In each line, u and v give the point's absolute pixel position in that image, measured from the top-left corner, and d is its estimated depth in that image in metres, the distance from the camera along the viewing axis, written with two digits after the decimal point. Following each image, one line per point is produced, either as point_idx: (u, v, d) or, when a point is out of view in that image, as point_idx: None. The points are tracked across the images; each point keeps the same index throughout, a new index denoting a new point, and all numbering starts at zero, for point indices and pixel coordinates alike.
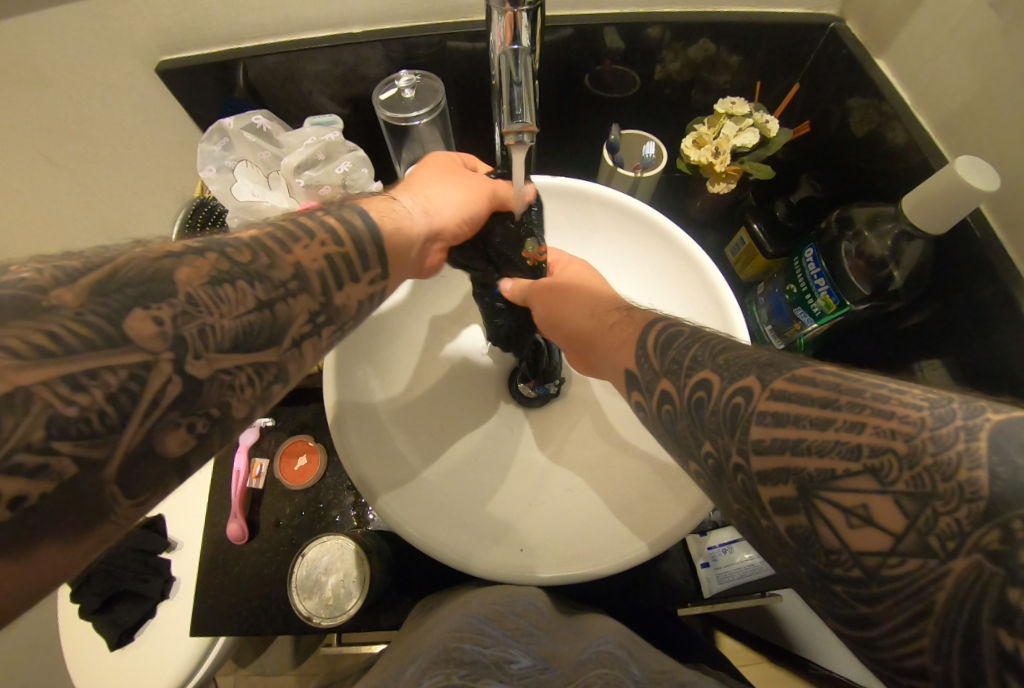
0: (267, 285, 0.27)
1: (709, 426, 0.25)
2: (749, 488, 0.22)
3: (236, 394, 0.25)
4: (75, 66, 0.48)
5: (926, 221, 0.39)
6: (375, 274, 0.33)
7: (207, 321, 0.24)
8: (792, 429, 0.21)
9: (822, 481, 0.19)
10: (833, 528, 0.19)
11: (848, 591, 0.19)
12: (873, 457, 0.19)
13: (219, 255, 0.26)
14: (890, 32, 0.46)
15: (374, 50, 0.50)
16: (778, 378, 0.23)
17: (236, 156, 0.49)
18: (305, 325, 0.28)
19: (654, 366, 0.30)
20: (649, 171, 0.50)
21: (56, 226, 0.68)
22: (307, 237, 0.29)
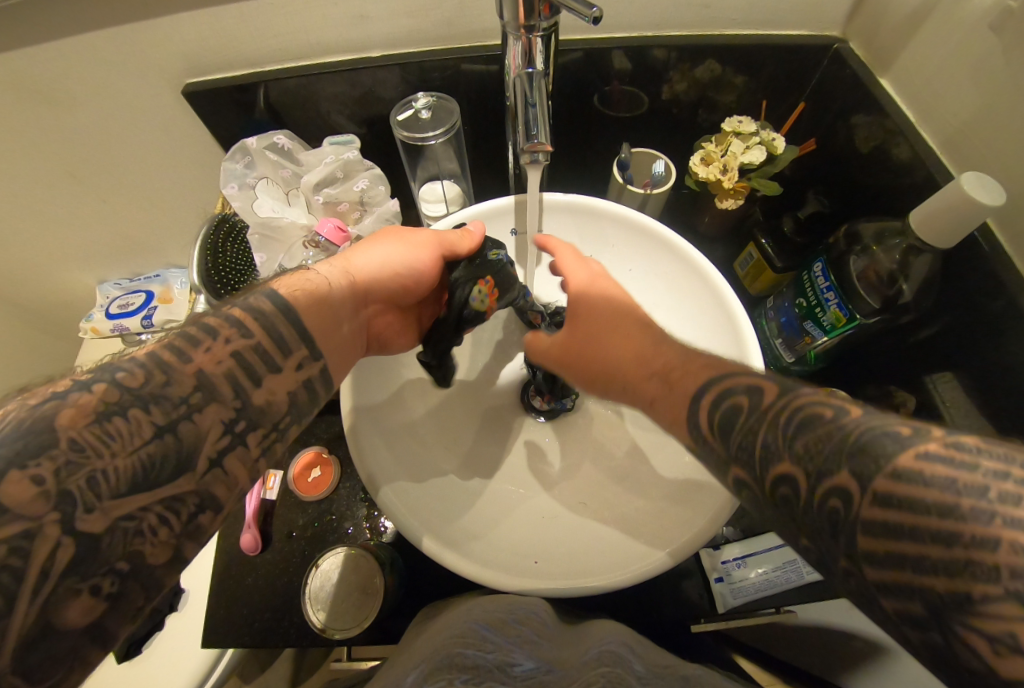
0: (164, 406, 0.27)
1: (799, 463, 0.23)
2: (839, 523, 0.21)
3: (147, 541, 0.25)
4: (105, 88, 0.50)
5: (929, 235, 0.40)
6: (302, 355, 0.33)
7: (97, 468, 0.24)
8: (920, 499, 0.19)
9: (955, 574, 0.17)
10: (975, 651, 0.17)
11: (953, 662, 0.18)
12: (1019, 572, 0.16)
13: (108, 385, 0.26)
14: (893, 53, 0.48)
15: (391, 73, 0.52)
16: (890, 451, 0.20)
17: (258, 173, 0.50)
18: (220, 441, 0.28)
19: (728, 422, 0.28)
20: (659, 187, 0.52)
21: (79, 241, 0.70)
22: (211, 339, 0.29)
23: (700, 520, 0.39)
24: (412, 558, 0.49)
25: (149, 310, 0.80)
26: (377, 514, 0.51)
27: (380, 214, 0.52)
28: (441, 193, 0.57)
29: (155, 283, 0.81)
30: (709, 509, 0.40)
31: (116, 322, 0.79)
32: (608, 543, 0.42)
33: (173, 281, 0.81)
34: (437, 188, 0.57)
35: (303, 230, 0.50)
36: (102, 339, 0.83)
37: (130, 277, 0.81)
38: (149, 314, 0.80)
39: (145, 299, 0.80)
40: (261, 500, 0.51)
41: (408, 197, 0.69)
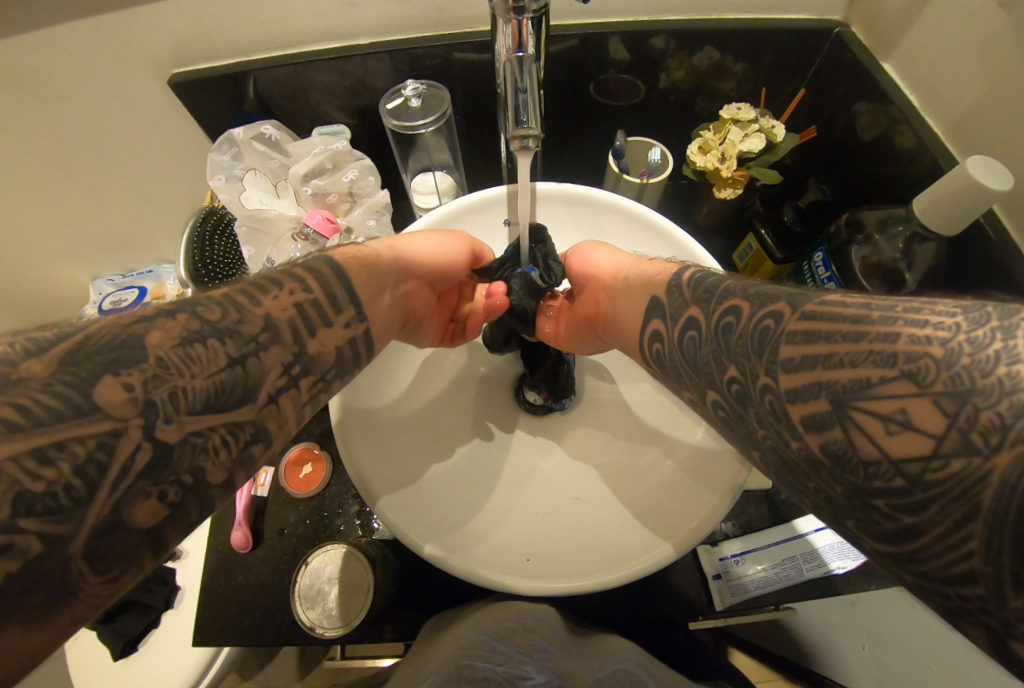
0: (238, 339, 0.28)
1: (736, 350, 0.26)
2: (768, 338, 0.24)
3: (209, 459, 0.25)
4: (89, 78, 0.49)
5: (937, 222, 0.38)
6: (351, 315, 0.35)
7: (178, 384, 0.25)
8: (825, 346, 0.21)
9: (856, 391, 0.20)
10: (869, 438, 0.19)
11: (891, 505, 0.18)
12: (909, 363, 0.19)
13: (190, 316, 0.27)
14: (895, 37, 0.46)
15: (381, 61, 0.51)
16: (809, 302, 0.24)
17: (245, 165, 0.49)
18: (279, 378, 0.29)
19: (684, 300, 0.32)
20: (655, 177, 0.50)
21: (70, 236, 0.69)
22: (277, 289, 0.31)
23: (695, 521, 0.39)
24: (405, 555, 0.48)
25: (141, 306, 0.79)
26: (368, 512, 0.50)
27: (369, 205, 0.51)
28: (434, 185, 0.56)
29: (147, 279, 0.80)
30: (704, 511, 0.39)
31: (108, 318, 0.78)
32: (609, 538, 0.41)
33: (165, 276, 0.81)
34: (429, 180, 0.56)
35: (293, 221, 0.50)
36: None
37: (122, 273, 0.80)
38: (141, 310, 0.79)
39: (136, 295, 0.79)
40: (252, 496, 0.50)
41: (401, 190, 0.68)
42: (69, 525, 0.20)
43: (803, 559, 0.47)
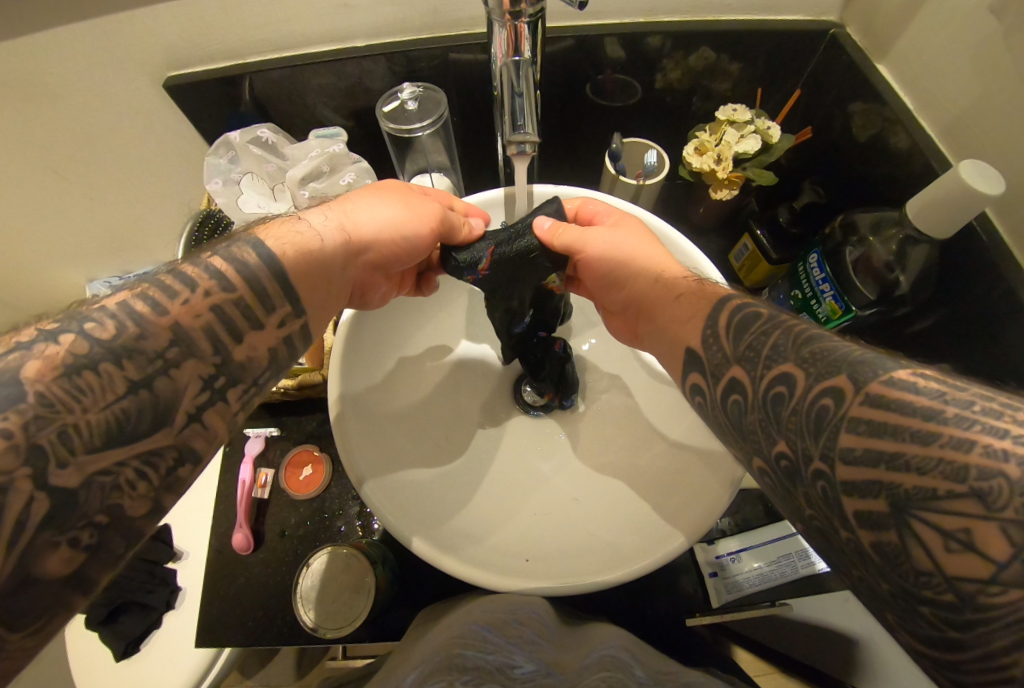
0: (138, 360, 0.26)
1: (788, 425, 0.25)
2: (824, 423, 0.23)
3: (125, 495, 0.25)
4: (84, 82, 0.49)
5: (927, 224, 0.39)
6: (284, 311, 0.32)
7: (66, 423, 0.23)
8: (889, 442, 0.20)
9: (918, 501, 0.19)
10: (927, 550, 0.19)
11: (938, 613, 0.19)
12: (980, 480, 0.18)
13: (76, 336, 0.25)
14: (889, 38, 0.47)
15: (378, 63, 0.51)
16: (875, 377, 0.22)
17: (242, 168, 0.49)
18: (199, 393, 0.28)
19: (724, 350, 0.30)
20: (652, 178, 0.50)
21: (67, 238, 0.69)
22: (190, 291, 0.28)
23: (689, 516, 0.39)
24: (406, 555, 0.49)
25: None
26: (369, 513, 0.50)
27: None
28: (431, 187, 0.56)
29: None
30: (697, 510, 0.39)
31: None
32: (606, 539, 0.41)
33: None
34: (427, 181, 0.56)
35: None
36: None
37: (120, 275, 0.80)
38: None
39: None
40: (251, 497, 0.51)
41: None
42: None
43: (799, 557, 0.48)
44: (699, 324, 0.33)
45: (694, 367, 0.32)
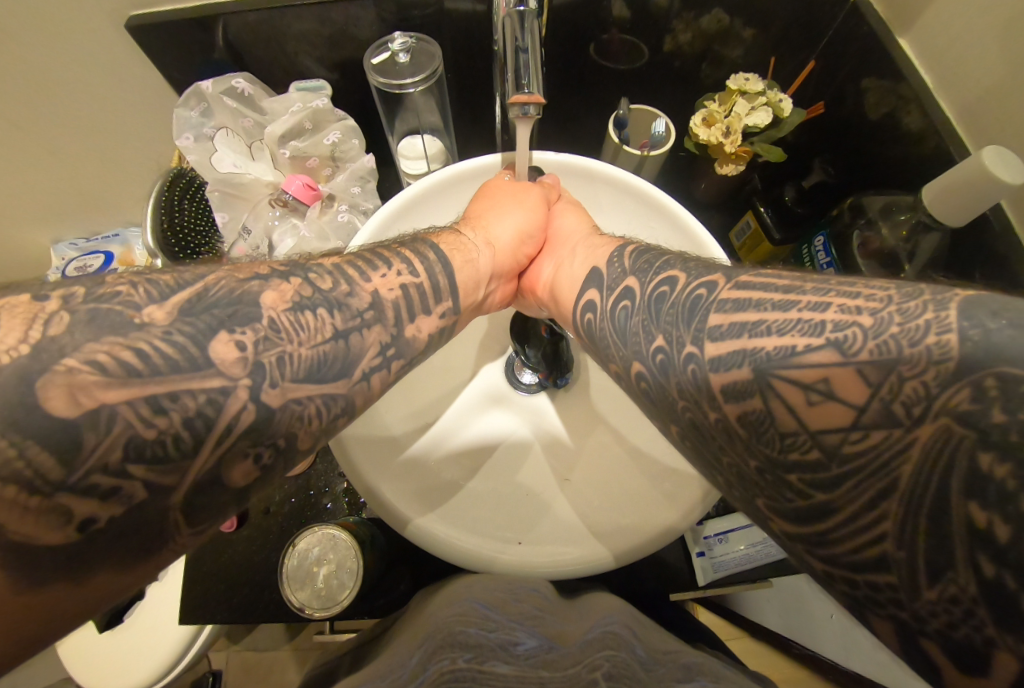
0: (345, 314, 0.26)
1: (666, 317, 0.27)
2: (700, 305, 0.25)
3: (304, 426, 0.24)
4: (33, 19, 0.43)
5: (942, 212, 0.38)
6: (447, 306, 0.32)
7: (286, 350, 0.24)
8: (754, 312, 0.23)
9: (781, 358, 0.21)
10: (792, 407, 0.20)
11: (803, 479, 0.20)
12: (836, 332, 0.20)
13: (304, 280, 0.26)
14: (914, 9, 0.44)
15: (364, 8, 0.46)
16: (745, 275, 0.25)
17: (216, 122, 0.45)
18: (375, 359, 0.27)
19: (624, 266, 0.33)
20: (657, 149, 0.48)
21: (24, 197, 0.64)
22: (385, 267, 0.30)
23: (656, 530, 0.38)
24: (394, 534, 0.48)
25: (109, 273, 0.74)
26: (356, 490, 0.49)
27: (353, 171, 0.47)
28: (422, 150, 0.52)
29: (114, 244, 0.75)
30: (660, 521, 0.38)
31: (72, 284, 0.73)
32: (572, 527, 0.41)
33: (133, 241, 0.76)
34: (418, 144, 0.52)
35: (269, 187, 0.46)
36: None
37: (86, 237, 0.75)
38: None
39: (103, 260, 0.74)
40: None
41: (386, 153, 0.64)
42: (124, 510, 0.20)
43: None
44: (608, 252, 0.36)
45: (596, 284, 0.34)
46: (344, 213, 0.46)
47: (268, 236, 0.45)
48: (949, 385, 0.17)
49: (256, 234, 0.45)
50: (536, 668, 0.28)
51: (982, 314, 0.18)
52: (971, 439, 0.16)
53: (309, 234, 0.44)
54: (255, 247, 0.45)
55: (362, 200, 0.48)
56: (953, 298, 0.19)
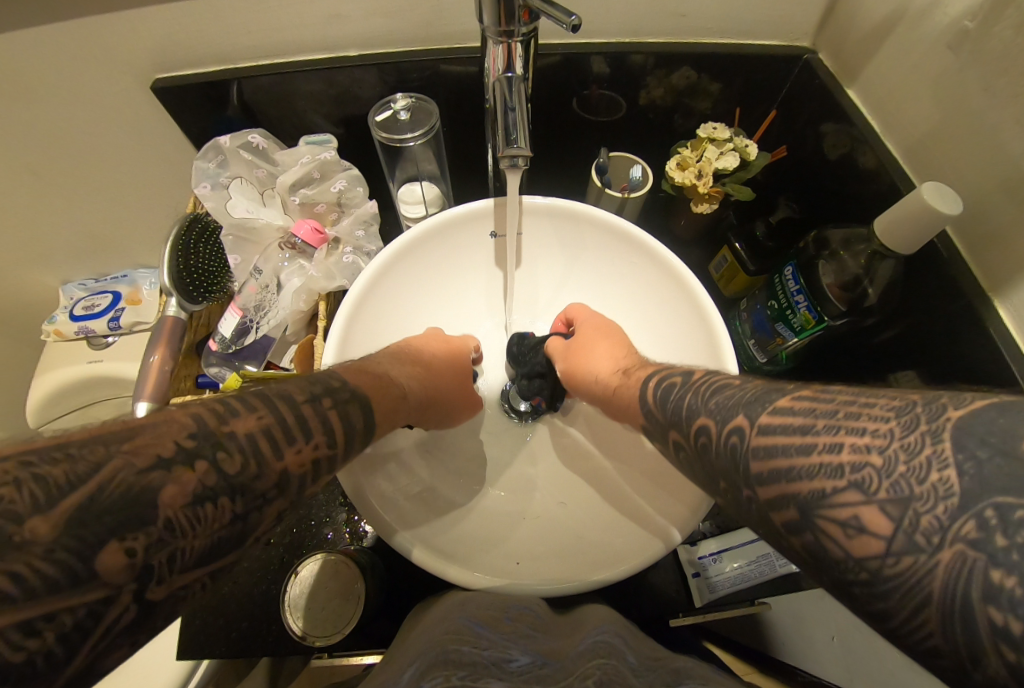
0: (249, 497, 0.24)
1: (718, 465, 0.26)
2: (738, 456, 0.25)
3: (188, 604, 0.23)
4: (69, 83, 0.48)
5: (891, 242, 0.42)
6: (351, 454, 0.31)
7: (178, 548, 0.21)
8: (783, 459, 0.22)
9: (816, 501, 0.20)
10: (836, 540, 0.19)
11: (866, 594, 0.19)
12: (854, 473, 0.19)
13: (209, 463, 0.23)
14: (859, 65, 0.50)
15: (368, 72, 0.51)
16: (762, 412, 0.24)
17: (231, 173, 0.49)
18: (270, 528, 0.26)
19: (661, 420, 0.32)
20: (636, 191, 0.52)
21: (40, 241, 0.67)
22: (301, 437, 0.27)
23: (632, 558, 0.40)
24: (395, 562, 0.49)
25: (115, 312, 0.77)
26: (357, 519, 0.50)
27: (358, 215, 0.51)
28: (421, 195, 0.56)
29: (122, 284, 0.78)
30: (637, 551, 0.40)
31: (80, 322, 0.77)
32: (566, 553, 0.42)
33: (141, 282, 0.78)
34: (416, 190, 0.56)
35: (279, 231, 0.50)
36: (66, 342, 0.80)
37: (95, 278, 0.78)
38: (115, 317, 0.77)
39: (111, 300, 0.77)
40: None
41: (386, 197, 0.68)
42: (70, 643, 0.18)
43: (777, 557, 0.50)
44: (641, 395, 0.35)
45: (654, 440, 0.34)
46: (348, 255, 0.49)
47: (277, 276, 0.49)
48: (959, 517, 0.17)
49: (266, 274, 0.49)
50: (529, 681, 0.29)
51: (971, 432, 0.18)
52: (982, 560, 0.16)
53: (317, 274, 0.47)
54: (265, 286, 0.49)
55: (366, 243, 0.51)
56: (949, 425, 0.18)
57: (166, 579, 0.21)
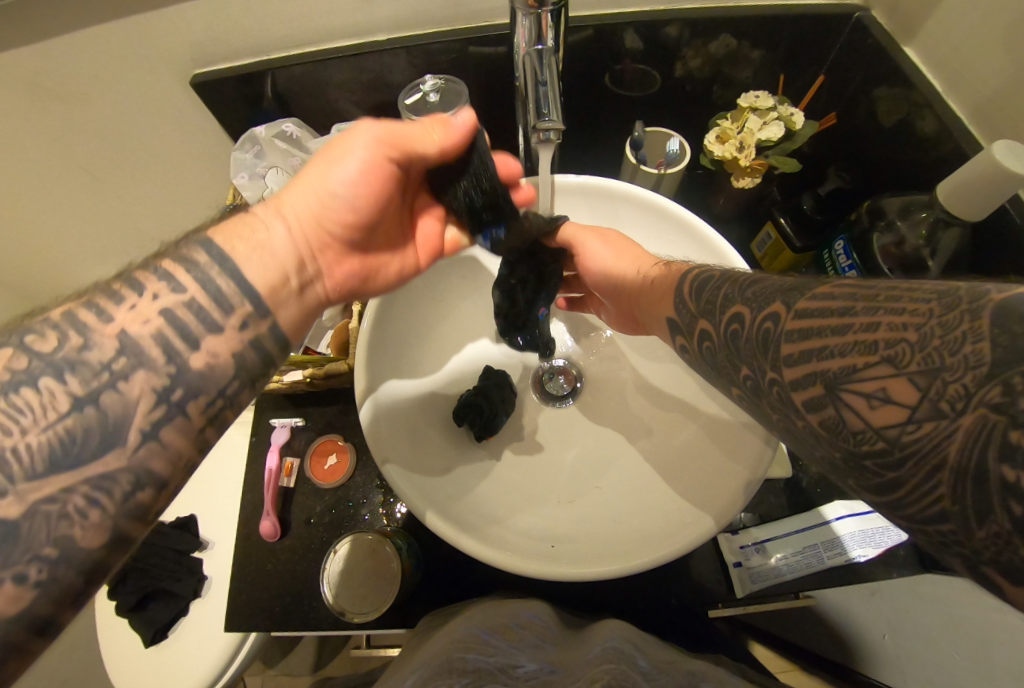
0: (83, 373, 0.25)
1: (744, 351, 0.27)
2: (770, 338, 0.25)
3: (75, 525, 0.23)
4: (115, 82, 0.50)
5: (957, 209, 0.38)
6: (245, 313, 0.30)
7: (6, 445, 0.23)
8: (816, 338, 0.23)
9: (844, 376, 0.21)
10: (856, 411, 0.21)
11: (876, 463, 0.20)
12: (887, 348, 0.20)
13: (17, 348, 0.25)
14: (916, 20, 0.46)
15: (398, 57, 0.51)
16: (802, 298, 0.24)
17: (267, 163, 0.50)
18: (153, 409, 0.26)
19: (690, 308, 0.33)
20: (674, 166, 0.50)
21: (96, 235, 0.71)
22: (133, 296, 0.27)
23: (679, 539, 0.38)
24: (431, 543, 0.49)
25: None
26: (392, 501, 0.51)
27: None
28: None
29: None
30: (684, 535, 0.38)
31: None
32: (599, 534, 0.41)
33: None
34: None
35: None
36: None
37: None
38: None
39: None
40: (278, 486, 0.52)
41: None
42: None
43: (826, 548, 0.47)
44: (669, 302, 0.35)
45: (678, 331, 0.34)
46: None
47: None
48: (987, 384, 0.17)
49: None
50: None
51: (1014, 318, 0.17)
52: (1004, 422, 0.16)
53: None
54: None
55: None
56: (987, 304, 0.18)
57: (12, 488, 0.22)
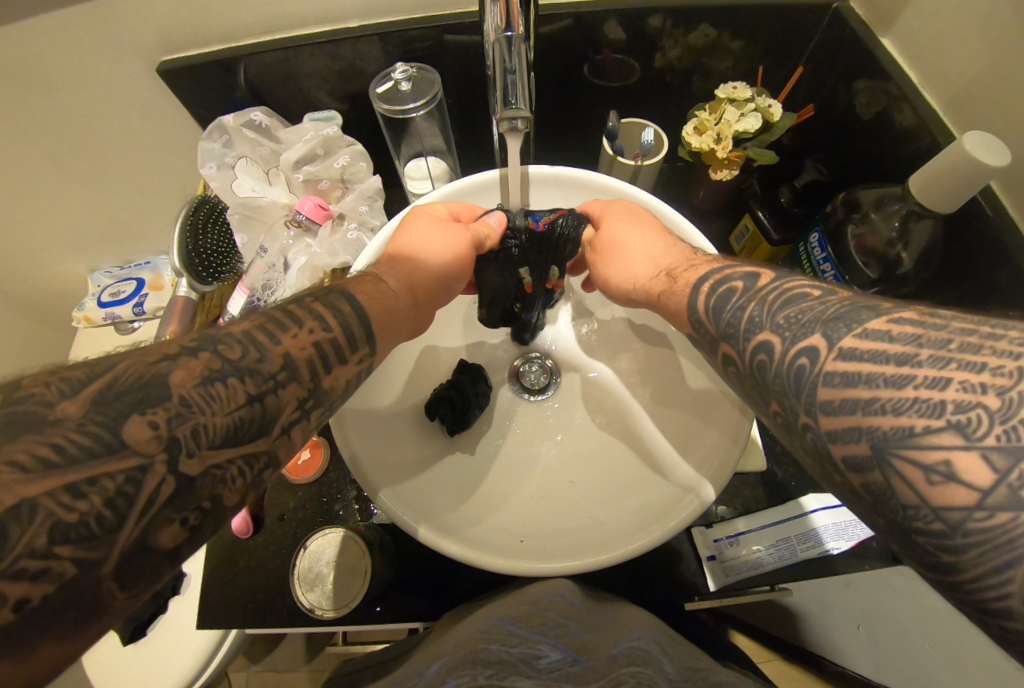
0: (258, 378, 0.27)
1: (773, 386, 0.25)
2: (804, 378, 0.23)
3: (226, 487, 0.25)
4: (78, 69, 0.49)
5: (930, 200, 0.38)
6: (364, 353, 0.33)
7: (201, 420, 0.24)
8: (865, 388, 0.21)
9: (899, 439, 0.19)
10: (913, 485, 0.19)
11: (931, 541, 0.19)
12: (959, 412, 0.18)
13: (212, 353, 0.26)
14: (894, 10, 0.45)
15: (371, 44, 0.50)
16: (846, 335, 0.22)
17: (237, 152, 0.49)
18: (293, 414, 0.28)
19: (710, 329, 0.31)
20: (650, 158, 0.50)
21: (67, 228, 0.69)
22: (297, 326, 0.30)
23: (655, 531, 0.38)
24: (406, 539, 0.49)
25: (140, 297, 0.80)
26: (366, 497, 0.50)
27: (362, 191, 0.51)
28: (427, 170, 0.55)
29: (144, 271, 0.81)
30: (654, 530, 0.38)
31: (106, 308, 0.79)
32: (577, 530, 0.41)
33: (162, 267, 0.82)
34: (422, 165, 0.55)
35: (284, 208, 0.50)
36: (94, 328, 0.83)
37: (120, 266, 0.81)
38: (139, 302, 0.80)
39: (136, 285, 0.80)
40: None
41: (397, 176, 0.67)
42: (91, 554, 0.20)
43: (798, 540, 0.48)
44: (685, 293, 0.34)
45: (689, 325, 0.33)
46: (353, 231, 0.50)
47: (283, 255, 0.48)
48: None
49: (272, 253, 0.49)
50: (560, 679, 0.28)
51: None
52: None
53: (321, 251, 0.48)
54: (271, 265, 0.49)
55: (370, 217, 0.51)
56: None
57: (198, 452, 0.24)
